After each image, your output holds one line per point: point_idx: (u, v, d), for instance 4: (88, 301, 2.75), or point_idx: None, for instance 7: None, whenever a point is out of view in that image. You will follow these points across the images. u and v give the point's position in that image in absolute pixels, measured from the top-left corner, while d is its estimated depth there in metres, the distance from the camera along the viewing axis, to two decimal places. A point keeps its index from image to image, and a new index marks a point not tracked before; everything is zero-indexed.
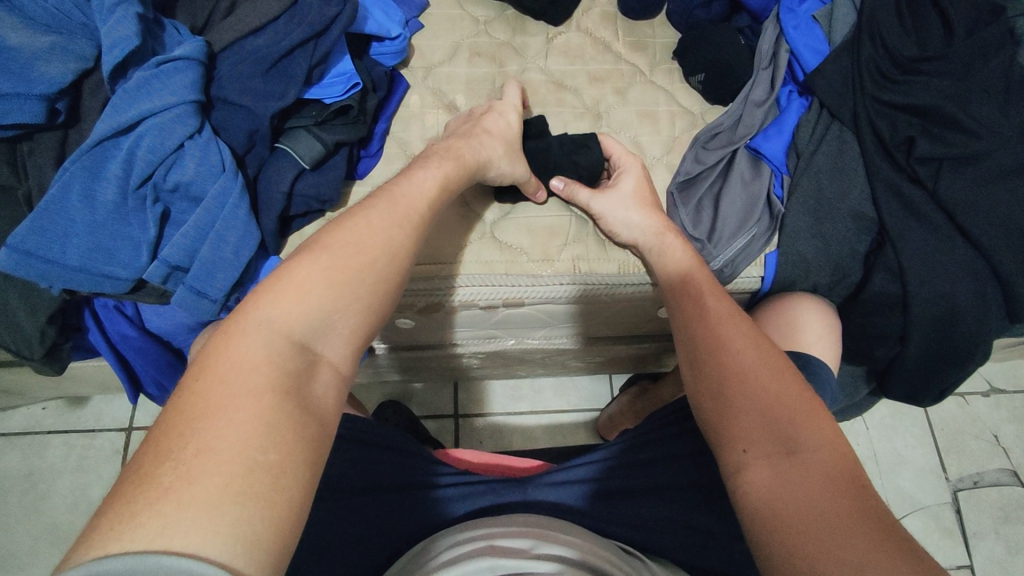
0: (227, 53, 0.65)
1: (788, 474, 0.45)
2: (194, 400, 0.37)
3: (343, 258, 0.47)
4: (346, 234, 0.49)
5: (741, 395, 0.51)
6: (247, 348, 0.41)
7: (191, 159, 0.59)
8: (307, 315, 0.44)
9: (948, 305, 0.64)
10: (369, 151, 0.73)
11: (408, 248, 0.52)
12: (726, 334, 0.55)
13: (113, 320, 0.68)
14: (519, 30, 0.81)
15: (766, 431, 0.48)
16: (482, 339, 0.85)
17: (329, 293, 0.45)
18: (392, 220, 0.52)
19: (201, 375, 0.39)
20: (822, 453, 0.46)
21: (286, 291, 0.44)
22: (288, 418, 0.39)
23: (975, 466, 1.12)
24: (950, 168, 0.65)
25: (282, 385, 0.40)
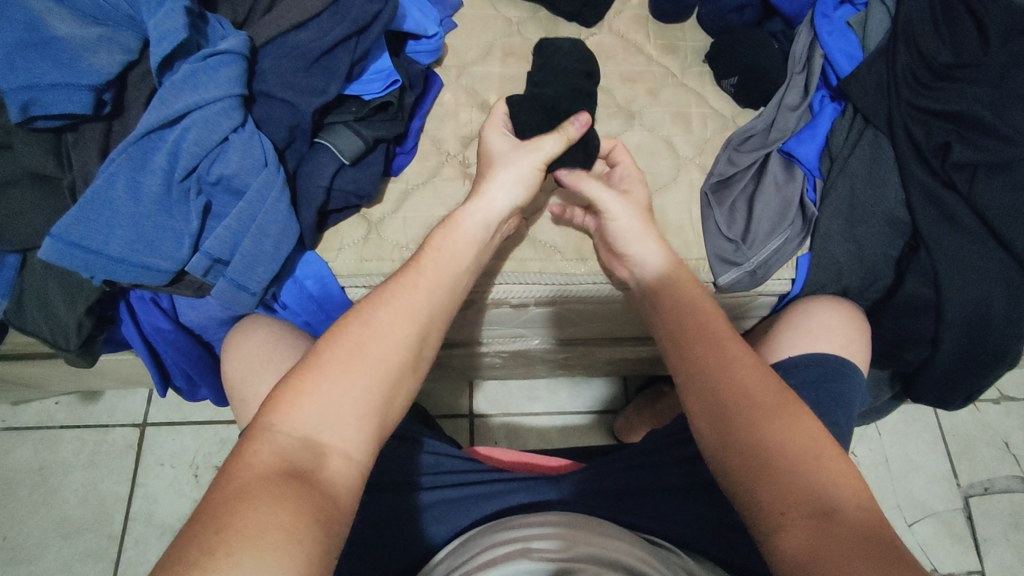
0: (270, 47, 0.65)
1: (827, 535, 0.44)
2: (218, 492, 0.40)
3: (358, 345, 0.49)
4: (361, 325, 0.50)
5: (775, 451, 0.49)
6: (266, 446, 0.43)
7: (235, 152, 0.60)
8: (324, 405, 0.46)
9: (980, 311, 0.65)
10: (404, 148, 0.73)
11: (422, 329, 0.52)
12: (740, 379, 0.53)
13: (148, 313, 0.68)
14: (551, 31, 0.81)
15: (803, 494, 0.46)
16: (507, 338, 0.86)
17: (343, 381, 0.47)
18: (409, 300, 0.53)
19: (221, 474, 0.41)
20: (854, 517, 0.45)
21: (301, 384, 0.46)
22: (304, 500, 0.41)
23: (986, 472, 1.13)
24: (985, 174, 0.65)
25: (294, 474, 0.42)
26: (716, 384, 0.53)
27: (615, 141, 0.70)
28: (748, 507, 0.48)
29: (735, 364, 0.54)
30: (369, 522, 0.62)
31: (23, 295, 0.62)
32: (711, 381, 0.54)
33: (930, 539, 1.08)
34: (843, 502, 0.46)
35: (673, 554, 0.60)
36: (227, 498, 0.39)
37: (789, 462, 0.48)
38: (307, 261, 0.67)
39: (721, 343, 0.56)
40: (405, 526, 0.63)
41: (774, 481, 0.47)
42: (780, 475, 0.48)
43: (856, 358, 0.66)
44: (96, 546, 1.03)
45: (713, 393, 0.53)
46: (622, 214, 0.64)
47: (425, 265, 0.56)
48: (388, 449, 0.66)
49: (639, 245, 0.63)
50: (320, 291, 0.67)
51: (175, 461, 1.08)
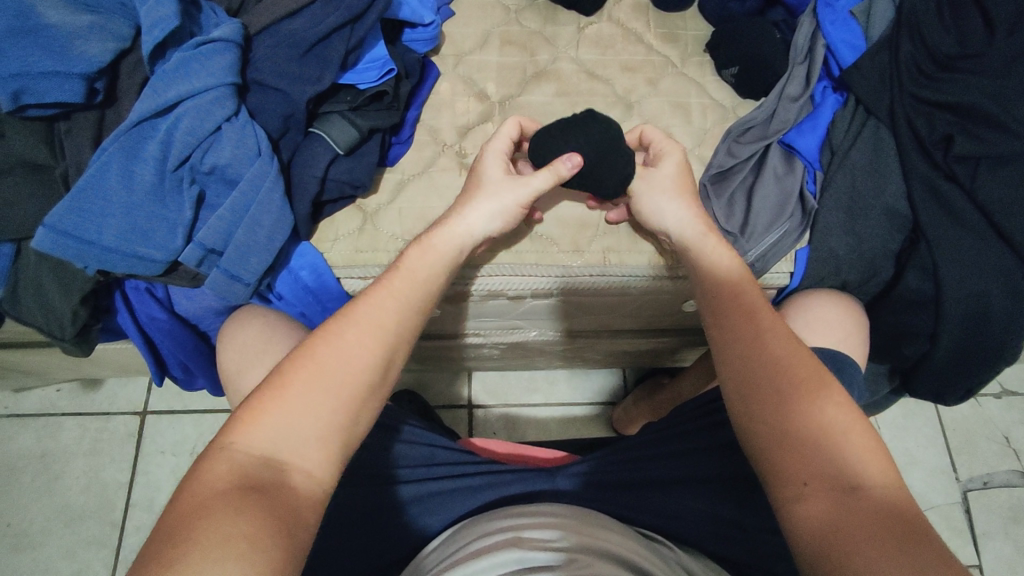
0: (262, 35, 0.64)
1: (848, 508, 0.44)
2: (183, 502, 0.41)
3: (322, 365, 0.49)
4: (321, 349, 0.50)
5: (797, 420, 0.49)
6: (230, 458, 0.44)
7: (229, 142, 0.59)
8: (282, 422, 0.46)
9: (980, 305, 0.64)
10: (400, 138, 0.72)
11: (386, 354, 0.51)
12: (771, 348, 0.53)
13: (144, 303, 0.67)
14: (550, 20, 0.80)
15: (826, 467, 0.46)
16: (504, 330, 0.85)
17: (302, 403, 0.47)
18: (371, 324, 0.52)
19: (181, 493, 0.42)
20: (881, 496, 0.45)
21: (262, 403, 0.46)
22: (260, 507, 0.41)
23: (986, 466, 1.12)
24: (987, 167, 0.64)
25: (252, 487, 0.43)
26: (749, 354, 0.53)
27: (644, 126, 0.68)
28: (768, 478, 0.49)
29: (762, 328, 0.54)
30: (365, 511, 0.63)
31: (18, 284, 0.62)
32: (743, 354, 0.53)
33: None
34: (867, 476, 0.46)
35: (666, 547, 0.60)
36: (192, 504, 0.41)
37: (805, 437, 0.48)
38: (302, 252, 0.66)
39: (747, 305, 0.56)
40: (396, 518, 0.63)
41: (798, 459, 0.47)
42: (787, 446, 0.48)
43: (853, 353, 0.66)
44: (98, 532, 1.03)
45: (744, 363, 0.53)
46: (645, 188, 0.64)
47: (396, 285, 0.55)
48: (379, 440, 0.66)
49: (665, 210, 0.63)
50: (315, 282, 0.67)
51: (176, 449, 1.09)
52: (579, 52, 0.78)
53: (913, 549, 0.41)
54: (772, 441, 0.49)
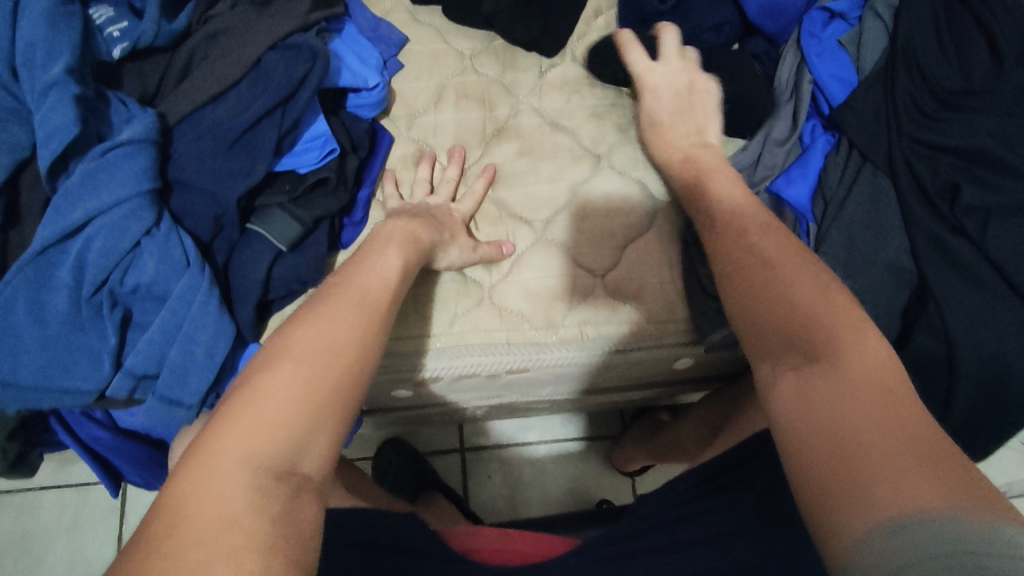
0: (183, 125, 0.57)
1: (818, 396, 0.38)
2: (165, 527, 0.33)
3: (313, 353, 0.42)
4: (309, 335, 0.43)
5: (801, 339, 0.42)
6: (228, 486, 0.35)
7: (151, 258, 0.53)
8: (276, 426, 0.38)
9: (1000, 370, 0.57)
10: (353, 220, 0.66)
11: (374, 335, 0.46)
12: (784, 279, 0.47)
13: (83, 425, 0.62)
14: (509, 64, 0.73)
15: (802, 361, 0.41)
16: (484, 398, 0.79)
17: (299, 395, 0.40)
18: (354, 307, 0.47)
19: (165, 517, 0.33)
20: (857, 371, 0.39)
21: (250, 402, 0.39)
22: (264, 533, 0.34)
23: (1006, 478, 1.07)
24: (1000, 217, 0.58)
25: (254, 501, 0.35)
26: (748, 293, 0.48)
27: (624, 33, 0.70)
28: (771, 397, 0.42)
29: (759, 288, 0.47)
30: None
31: None
32: (749, 296, 0.48)
33: None
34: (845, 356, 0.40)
35: None
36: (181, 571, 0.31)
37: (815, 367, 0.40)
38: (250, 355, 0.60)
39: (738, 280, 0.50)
40: None
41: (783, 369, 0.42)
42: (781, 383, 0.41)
43: None
44: None
45: (762, 304, 0.46)
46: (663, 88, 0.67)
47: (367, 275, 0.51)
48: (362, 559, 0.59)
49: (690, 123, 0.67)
50: None
51: None
52: (541, 101, 0.72)
53: (939, 457, 0.33)
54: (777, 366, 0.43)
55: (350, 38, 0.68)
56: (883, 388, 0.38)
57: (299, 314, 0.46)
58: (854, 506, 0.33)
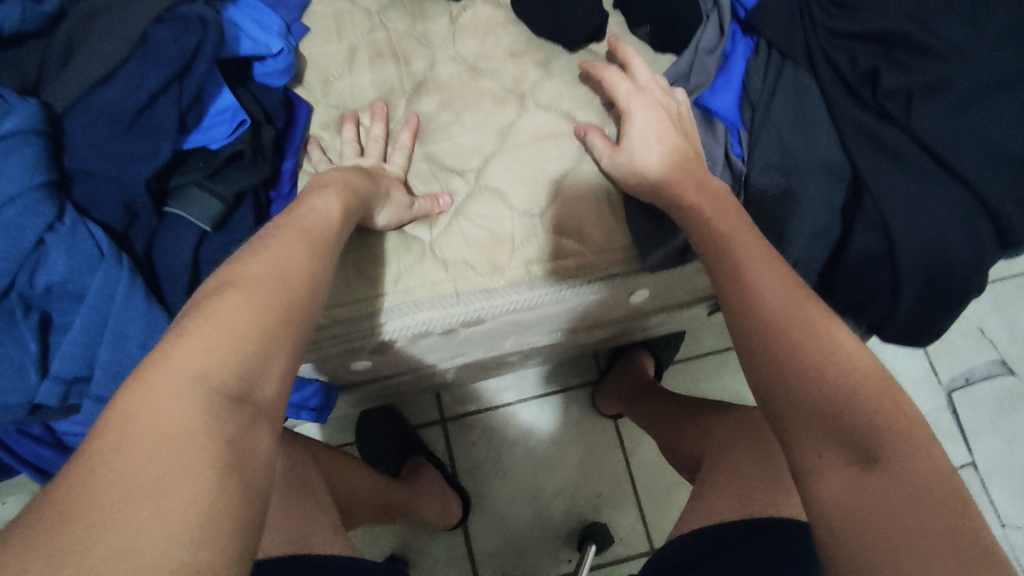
0: (73, 111, 0.54)
1: (874, 486, 0.35)
2: (112, 438, 0.30)
3: (266, 279, 0.39)
4: (259, 261, 0.40)
5: (816, 382, 0.39)
6: (183, 399, 0.32)
7: (59, 255, 0.50)
8: (235, 342, 0.35)
9: (941, 253, 0.58)
10: (280, 192, 0.63)
11: (326, 270, 0.44)
12: (745, 263, 0.47)
13: (24, 443, 0.60)
14: (419, 14, 0.71)
15: (833, 427, 0.38)
16: (448, 357, 0.77)
17: (256, 318, 0.37)
18: (304, 241, 0.44)
19: (111, 430, 0.30)
20: (913, 464, 0.35)
21: (199, 319, 0.35)
22: (220, 453, 0.31)
23: (965, 364, 1.10)
24: (922, 97, 0.58)
25: (213, 416, 0.32)
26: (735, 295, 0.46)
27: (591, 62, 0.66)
28: (792, 443, 0.39)
29: (737, 278, 0.46)
30: None
31: None
32: (732, 290, 0.46)
33: None
34: (894, 439, 0.36)
35: None
36: (131, 495, 0.28)
37: (827, 378, 0.39)
38: None
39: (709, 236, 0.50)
40: None
41: (814, 417, 0.39)
42: (798, 427, 0.39)
43: None
44: None
45: (747, 309, 0.44)
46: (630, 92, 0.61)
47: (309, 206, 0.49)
48: None
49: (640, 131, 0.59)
50: None
51: None
52: (458, 50, 0.70)
53: (975, 547, 0.32)
54: (786, 400, 0.40)
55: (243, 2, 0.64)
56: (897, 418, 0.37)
57: (243, 244, 0.43)
58: None
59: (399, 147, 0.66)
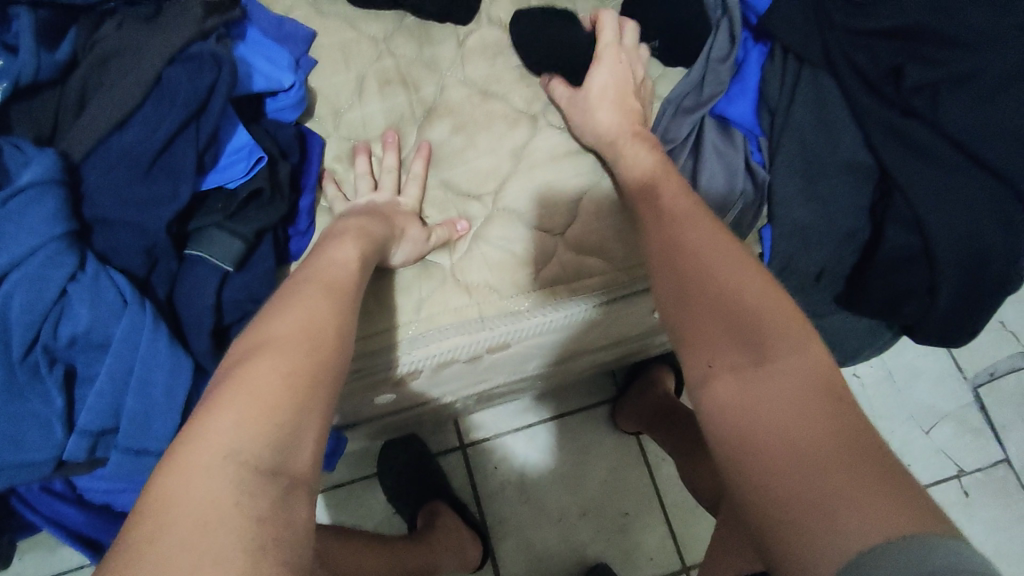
0: (90, 159, 0.53)
1: (759, 388, 0.38)
2: (153, 516, 0.32)
3: (292, 337, 0.41)
4: (284, 323, 0.42)
5: (719, 315, 0.42)
6: (215, 477, 0.33)
7: (83, 305, 0.49)
8: (267, 412, 0.36)
9: (975, 245, 0.57)
10: (299, 228, 0.63)
11: (349, 320, 0.45)
12: (677, 224, 0.49)
13: (46, 501, 0.58)
14: (425, 40, 0.71)
15: (741, 348, 0.41)
16: (470, 385, 0.75)
17: (281, 382, 0.38)
18: (326, 294, 0.46)
19: (152, 509, 0.32)
20: (804, 374, 0.38)
21: (230, 388, 0.37)
22: (253, 525, 0.32)
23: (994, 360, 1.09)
24: (948, 91, 0.58)
25: (246, 484, 0.34)
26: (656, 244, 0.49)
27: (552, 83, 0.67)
28: (690, 355, 0.43)
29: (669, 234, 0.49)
30: None
31: None
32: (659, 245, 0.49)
33: (948, 443, 1.05)
34: (782, 352, 0.39)
35: None
36: (169, 573, 0.30)
37: (733, 309, 0.42)
38: None
39: (673, 220, 0.50)
40: None
41: (711, 342, 0.42)
42: (717, 388, 0.40)
43: None
44: None
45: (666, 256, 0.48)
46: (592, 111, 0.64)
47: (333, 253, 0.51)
48: None
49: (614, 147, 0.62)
50: None
51: None
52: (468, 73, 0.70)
53: (880, 462, 0.33)
54: (693, 324, 0.43)
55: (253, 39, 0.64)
56: (822, 387, 0.37)
57: (268, 306, 0.45)
58: (820, 522, 0.32)
59: (415, 175, 0.65)
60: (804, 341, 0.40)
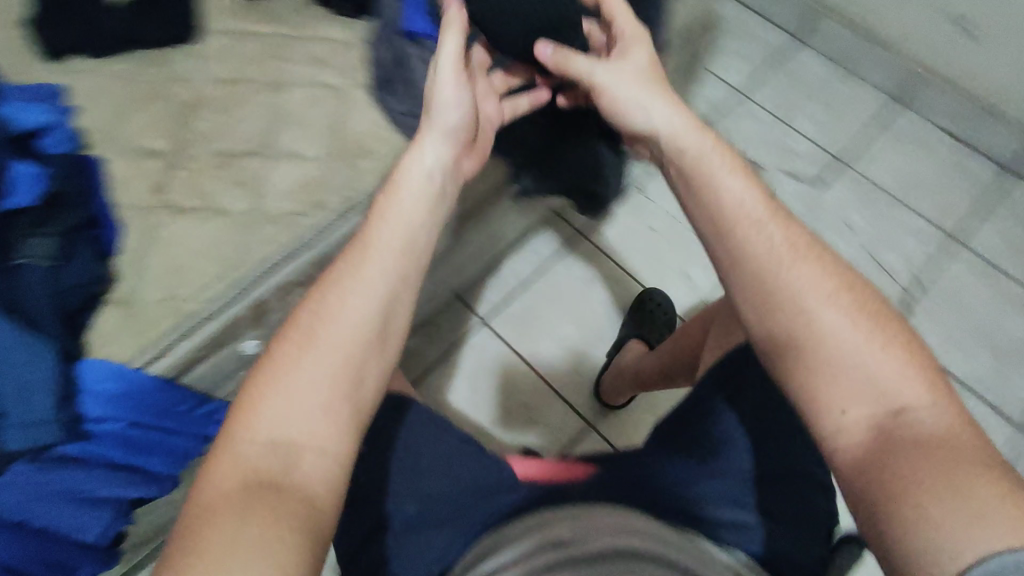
0: None
1: (887, 430, 0.59)
2: (193, 510, 0.52)
3: (326, 326, 0.61)
4: (310, 314, 0.62)
5: (849, 373, 0.62)
6: (246, 455, 0.55)
7: None
8: (319, 366, 0.59)
9: None
10: None
11: (382, 323, 0.63)
12: (806, 288, 0.66)
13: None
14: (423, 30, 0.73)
15: (867, 396, 0.61)
16: None
17: (308, 366, 0.59)
18: (369, 295, 0.63)
19: (192, 497, 0.53)
20: (924, 429, 0.58)
21: (273, 376, 0.59)
22: (271, 512, 0.51)
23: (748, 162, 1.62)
24: None
25: (250, 487, 0.53)
26: (763, 299, 0.67)
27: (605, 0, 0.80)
28: (806, 394, 0.64)
29: (770, 268, 0.67)
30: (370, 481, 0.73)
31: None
32: (768, 295, 0.67)
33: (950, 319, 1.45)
34: (912, 402, 0.60)
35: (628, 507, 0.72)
36: (200, 565, 0.46)
37: (863, 372, 0.62)
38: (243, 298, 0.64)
39: (778, 281, 0.66)
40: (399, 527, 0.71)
41: (840, 388, 0.62)
42: (844, 435, 0.61)
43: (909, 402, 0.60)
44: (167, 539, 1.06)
45: (769, 296, 0.67)
46: (609, 76, 0.76)
47: (382, 236, 0.66)
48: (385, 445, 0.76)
49: (651, 108, 0.74)
50: None
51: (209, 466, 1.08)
52: (592, 70, 0.77)
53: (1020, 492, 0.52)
54: (829, 377, 0.63)
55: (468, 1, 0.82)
56: (970, 453, 0.56)
57: (307, 291, 0.64)
58: (923, 528, 0.52)
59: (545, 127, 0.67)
60: (897, 462, 0.57)
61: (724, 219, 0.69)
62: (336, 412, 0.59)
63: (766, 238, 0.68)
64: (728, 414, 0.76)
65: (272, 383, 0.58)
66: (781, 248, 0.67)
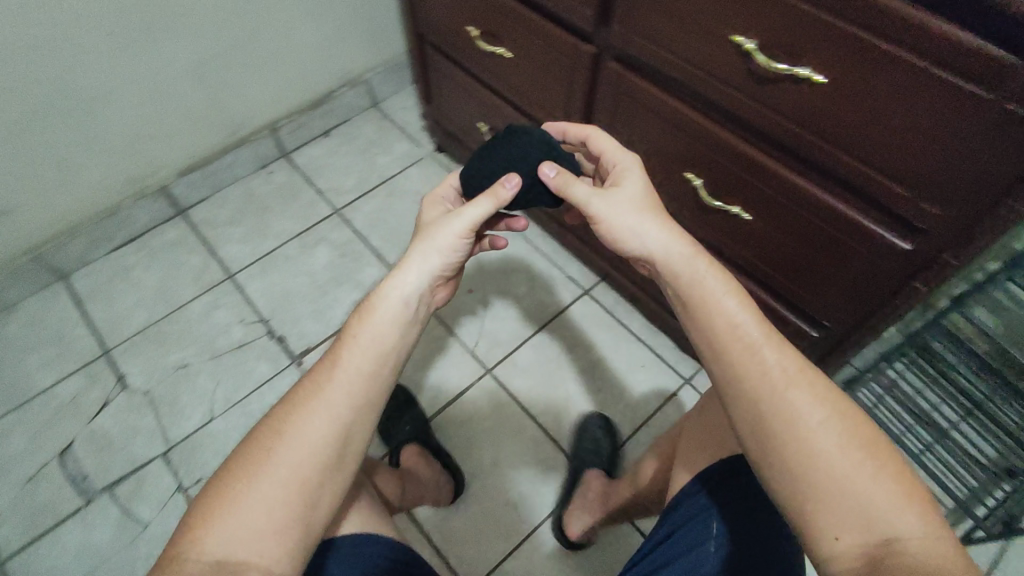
0: None
1: (884, 556, 0.57)
2: None
3: (267, 479, 0.60)
4: (245, 473, 0.61)
5: (840, 495, 0.60)
6: None
7: None
8: (253, 527, 0.58)
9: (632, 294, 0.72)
10: None
11: (320, 482, 0.62)
12: (799, 404, 0.64)
13: None
14: None
15: (859, 521, 0.59)
16: None
17: (240, 527, 0.58)
18: (310, 450, 0.62)
19: None
20: (919, 552, 0.57)
21: (205, 534, 0.58)
22: None
23: (185, 323, 1.63)
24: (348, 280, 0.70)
25: None
26: (763, 420, 0.65)
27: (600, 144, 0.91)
28: (803, 517, 0.62)
29: (765, 386, 0.65)
30: None
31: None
32: (763, 416, 0.65)
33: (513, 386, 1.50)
34: (905, 526, 0.58)
35: None
36: None
37: (855, 494, 0.60)
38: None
39: (777, 399, 0.65)
40: None
41: (831, 511, 0.60)
42: (841, 561, 0.59)
43: (896, 524, 0.59)
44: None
45: (762, 417, 0.65)
46: (609, 208, 0.80)
47: (332, 392, 0.65)
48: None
49: (649, 231, 0.77)
50: None
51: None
52: (591, 202, 0.81)
53: None
54: (821, 500, 0.61)
55: (474, 164, 0.92)
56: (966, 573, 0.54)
57: (253, 435, 0.64)
58: None
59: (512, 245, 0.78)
60: None
61: (720, 341, 0.69)
62: (281, 534, 0.59)
63: (758, 360, 0.67)
64: (714, 542, 0.80)
65: (205, 544, 0.58)
66: (776, 371, 0.66)
